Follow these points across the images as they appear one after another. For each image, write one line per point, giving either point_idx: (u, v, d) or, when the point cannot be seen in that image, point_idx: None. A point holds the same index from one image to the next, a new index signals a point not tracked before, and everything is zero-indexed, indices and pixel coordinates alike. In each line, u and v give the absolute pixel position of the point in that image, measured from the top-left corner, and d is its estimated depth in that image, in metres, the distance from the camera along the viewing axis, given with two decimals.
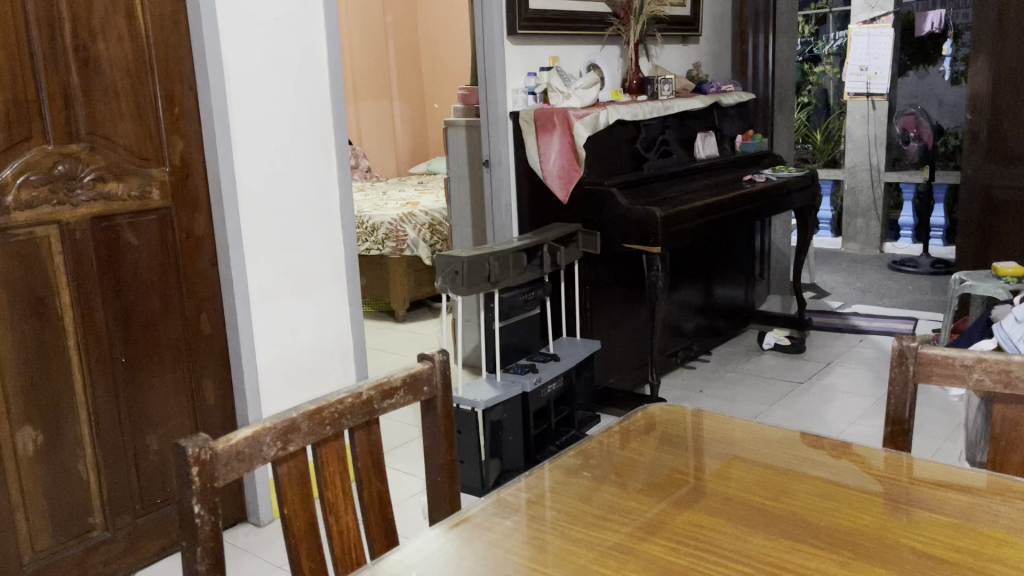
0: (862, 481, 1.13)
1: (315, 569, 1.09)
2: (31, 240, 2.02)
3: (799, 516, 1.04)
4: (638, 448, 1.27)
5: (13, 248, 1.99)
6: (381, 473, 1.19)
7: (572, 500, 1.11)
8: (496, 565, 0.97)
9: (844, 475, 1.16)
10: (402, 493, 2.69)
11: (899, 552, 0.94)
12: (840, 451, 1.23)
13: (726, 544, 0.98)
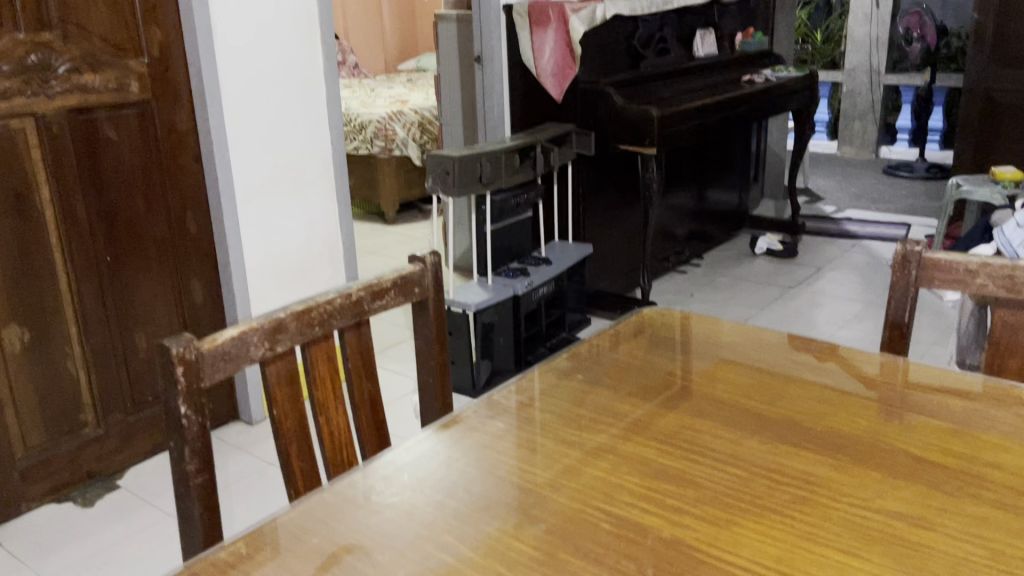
0: (857, 386, 1.12)
1: (307, 470, 1.08)
2: (6, 134, 1.94)
3: (793, 420, 1.03)
4: (630, 351, 1.25)
5: None
6: (372, 375, 1.17)
7: (563, 403, 1.10)
8: (489, 467, 0.96)
9: (838, 379, 1.14)
10: (394, 393, 2.70)
11: (894, 457, 0.93)
12: (835, 355, 1.22)
13: (720, 447, 0.97)
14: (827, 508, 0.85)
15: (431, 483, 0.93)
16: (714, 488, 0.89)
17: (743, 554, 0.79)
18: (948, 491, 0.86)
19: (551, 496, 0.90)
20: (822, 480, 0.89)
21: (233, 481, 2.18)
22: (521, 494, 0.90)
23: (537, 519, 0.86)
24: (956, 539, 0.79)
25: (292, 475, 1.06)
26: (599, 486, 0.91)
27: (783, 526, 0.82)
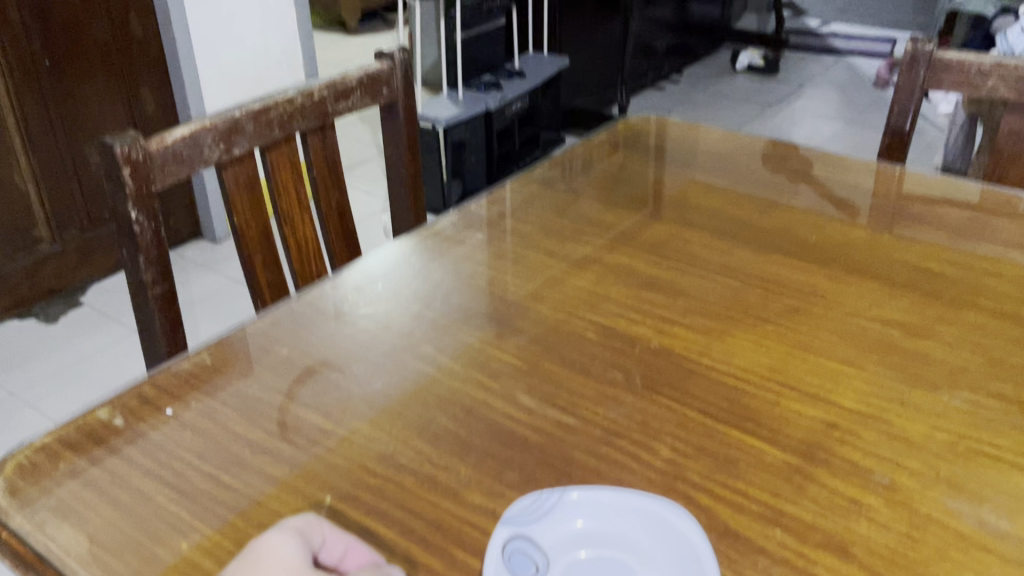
0: (846, 207, 1.03)
1: (274, 283, 1.02)
2: None
3: (786, 229, 0.98)
4: (614, 161, 1.17)
5: None
6: (339, 183, 1.09)
7: (544, 213, 1.03)
8: (468, 277, 0.90)
9: (824, 200, 1.05)
10: (363, 212, 2.62)
11: (890, 266, 0.89)
12: (826, 172, 1.12)
13: (710, 258, 0.92)
14: (822, 318, 0.81)
15: (406, 295, 0.87)
16: (704, 298, 0.85)
17: (735, 364, 0.75)
18: (947, 300, 0.83)
19: (533, 307, 0.85)
20: (817, 290, 0.85)
21: (200, 300, 2.13)
22: (502, 305, 0.85)
23: (519, 331, 0.81)
24: (955, 348, 0.76)
25: (258, 287, 1.00)
26: (582, 297, 0.86)
27: (777, 336, 0.79)
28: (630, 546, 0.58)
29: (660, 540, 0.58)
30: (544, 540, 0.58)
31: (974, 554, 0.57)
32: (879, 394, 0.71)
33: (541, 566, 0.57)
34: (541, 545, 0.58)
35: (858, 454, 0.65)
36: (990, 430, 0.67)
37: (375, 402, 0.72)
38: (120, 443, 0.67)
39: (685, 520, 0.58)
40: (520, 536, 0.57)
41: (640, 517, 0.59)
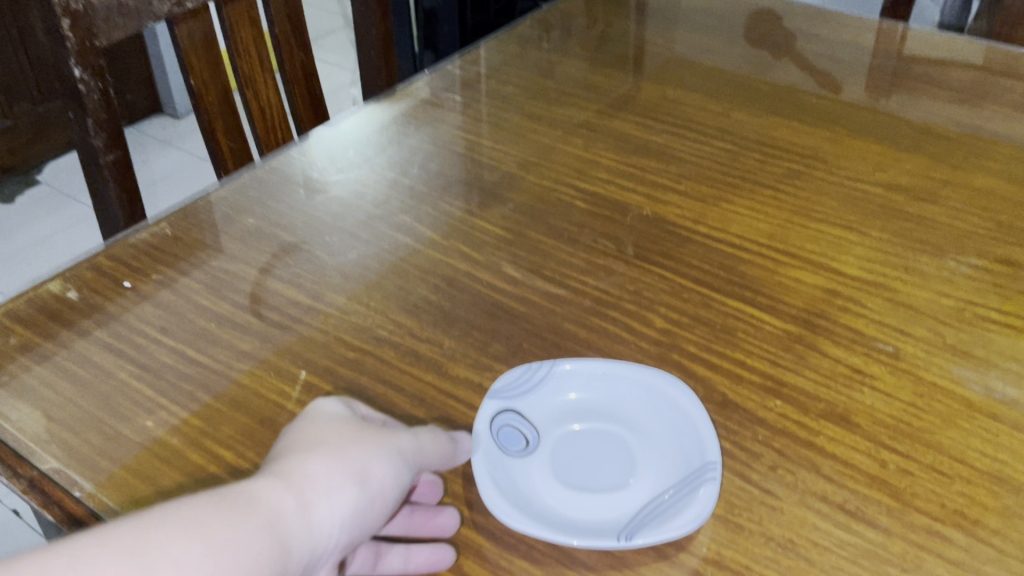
0: (829, 85, 0.93)
1: (237, 151, 0.95)
2: None
3: (784, 90, 0.92)
4: (601, 19, 1.09)
5: None
6: (304, 43, 1.01)
7: (527, 75, 0.96)
8: (446, 143, 0.84)
9: (808, 74, 0.96)
10: (333, 86, 2.50)
11: (894, 129, 0.84)
12: (801, 47, 1.01)
13: (704, 120, 0.86)
14: (822, 182, 0.77)
15: (381, 161, 0.82)
16: (698, 162, 0.80)
17: (731, 231, 0.71)
18: (953, 163, 0.78)
19: (518, 173, 0.80)
20: (817, 154, 0.80)
21: (164, 177, 2.04)
22: (484, 172, 0.80)
23: (503, 199, 0.76)
24: (961, 213, 0.72)
25: (220, 155, 0.94)
26: (570, 164, 0.81)
27: (775, 201, 0.74)
28: (628, 418, 0.56)
29: (656, 412, 0.56)
30: (532, 414, 0.55)
31: (982, 422, 0.54)
32: (883, 260, 0.67)
33: (531, 439, 0.54)
34: (530, 418, 0.55)
35: (860, 323, 0.62)
36: (998, 296, 0.64)
37: (351, 274, 0.67)
38: (76, 318, 0.62)
39: (677, 386, 0.55)
40: (508, 409, 0.54)
41: (640, 385, 0.56)
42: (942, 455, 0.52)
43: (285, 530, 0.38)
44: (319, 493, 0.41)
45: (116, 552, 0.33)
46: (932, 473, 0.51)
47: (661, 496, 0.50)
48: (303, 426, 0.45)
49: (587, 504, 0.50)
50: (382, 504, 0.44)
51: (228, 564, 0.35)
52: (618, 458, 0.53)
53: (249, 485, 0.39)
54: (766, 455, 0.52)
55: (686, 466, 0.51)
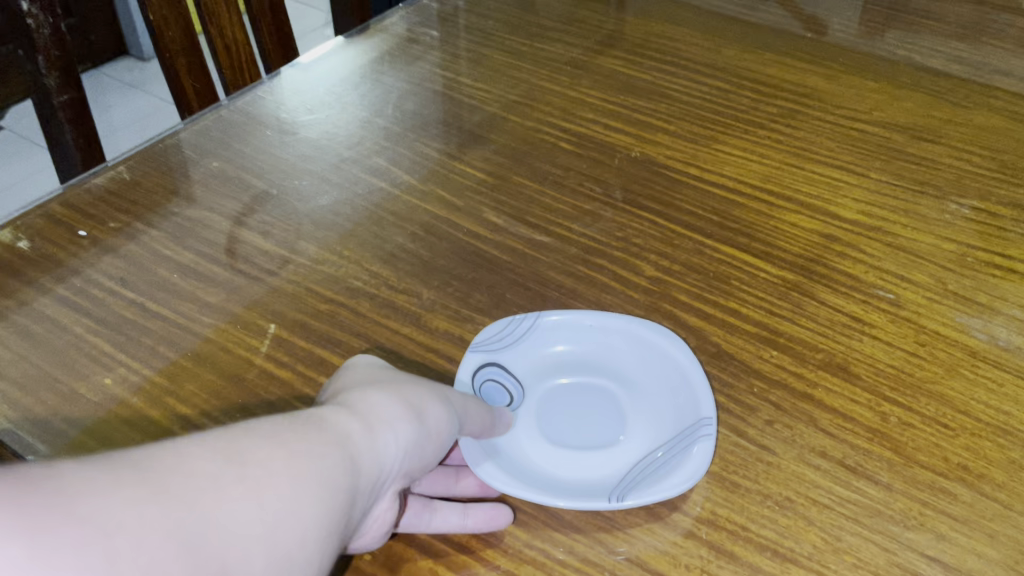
0: (814, 28, 0.87)
1: (200, 90, 0.91)
2: None
3: (775, 26, 0.88)
4: None
5: None
6: None
7: (507, 9, 0.91)
8: (422, 81, 0.80)
9: (789, 18, 0.89)
10: (305, 27, 2.42)
11: (892, 66, 0.80)
12: None
13: (694, 57, 0.82)
14: (816, 122, 0.73)
15: (354, 101, 0.77)
16: (688, 101, 0.76)
17: (723, 173, 0.68)
18: (953, 101, 0.75)
19: (500, 113, 0.75)
20: (812, 92, 0.77)
21: (132, 121, 1.97)
22: (462, 112, 0.76)
23: (483, 141, 0.72)
24: (962, 153, 0.69)
25: (182, 95, 0.89)
26: (554, 103, 0.77)
27: (769, 142, 0.71)
28: (621, 372, 0.53)
29: (650, 367, 0.53)
30: (516, 367, 0.53)
31: (985, 371, 0.52)
32: (882, 204, 0.64)
33: (515, 395, 0.52)
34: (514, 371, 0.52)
35: (859, 269, 0.59)
36: (1000, 240, 0.61)
37: (322, 221, 0.63)
38: (28, 269, 0.58)
39: (671, 339, 0.52)
40: (492, 363, 0.52)
41: (638, 336, 0.53)
42: (945, 406, 0.50)
43: (357, 450, 0.36)
44: (382, 421, 0.39)
45: (206, 446, 0.31)
46: (935, 426, 0.49)
47: (654, 455, 0.48)
48: (353, 373, 0.43)
49: (574, 465, 0.48)
50: (435, 444, 0.42)
51: (310, 471, 0.33)
52: (609, 416, 0.51)
53: (315, 410, 0.37)
54: (762, 409, 0.50)
55: (685, 425, 0.49)
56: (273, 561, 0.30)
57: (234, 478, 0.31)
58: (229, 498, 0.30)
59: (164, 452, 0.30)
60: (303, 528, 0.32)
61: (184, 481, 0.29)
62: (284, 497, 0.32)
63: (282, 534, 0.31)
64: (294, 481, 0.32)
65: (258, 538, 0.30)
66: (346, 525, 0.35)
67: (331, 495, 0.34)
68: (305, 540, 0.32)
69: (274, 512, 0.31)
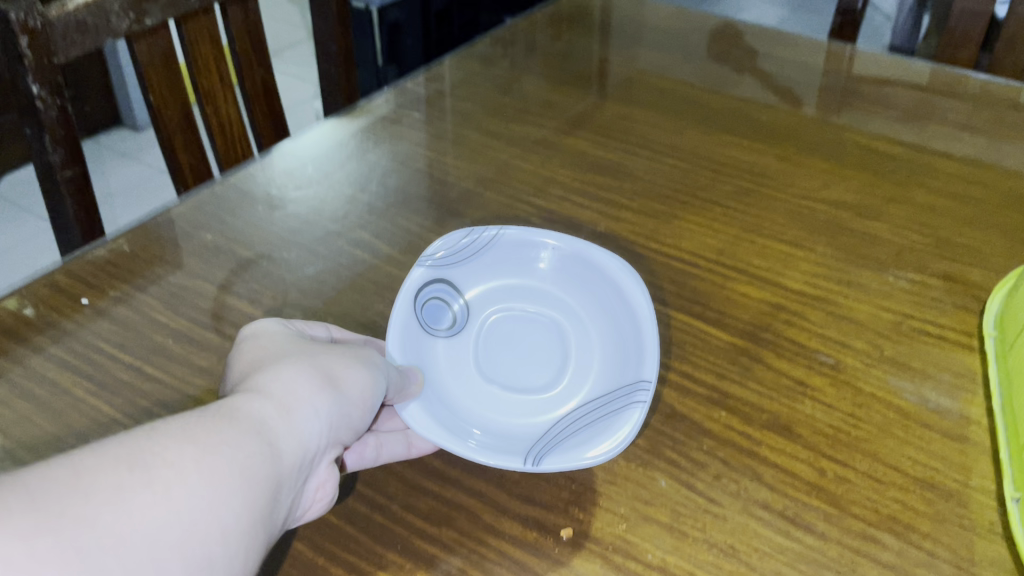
0: (790, 99, 0.97)
1: (196, 166, 0.96)
2: None
3: (740, 107, 0.95)
4: (560, 39, 1.11)
5: None
6: (264, 58, 1.02)
7: (487, 92, 0.98)
8: (404, 159, 0.86)
9: (764, 89, 0.99)
10: (295, 98, 2.51)
11: (839, 147, 0.87)
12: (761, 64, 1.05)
13: (659, 138, 0.89)
14: (768, 198, 0.79)
15: (340, 177, 0.83)
16: (649, 180, 0.82)
17: (682, 248, 0.73)
18: (896, 181, 0.81)
19: (477, 191, 0.81)
20: (765, 171, 0.83)
21: (125, 189, 2.03)
22: (443, 189, 0.81)
23: (461, 215, 0.77)
24: (902, 229, 0.75)
25: (178, 170, 0.95)
26: (527, 181, 0.82)
27: (727, 218, 0.77)
28: (569, 306, 0.65)
29: (598, 306, 0.64)
30: (462, 289, 0.65)
31: (915, 431, 0.57)
32: (825, 275, 0.70)
33: (459, 318, 0.64)
34: (464, 293, 0.65)
35: (804, 336, 0.64)
36: (933, 309, 0.66)
37: (308, 290, 0.68)
38: (33, 334, 0.62)
39: (615, 263, 0.63)
40: (444, 287, 0.64)
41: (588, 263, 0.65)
42: (878, 463, 0.54)
43: (268, 439, 0.41)
44: (296, 405, 0.44)
45: (106, 460, 0.35)
46: (868, 481, 0.53)
47: (583, 410, 0.58)
48: (265, 346, 0.49)
49: (507, 399, 0.60)
50: (353, 408, 0.49)
51: (217, 467, 0.38)
52: (548, 353, 0.63)
53: (229, 404, 0.42)
54: (711, 465, 0.54)
55: (620, 372, 0.59)
56: (198, 552, 0.35)
57: (141, 486, 0.35)
58: (139, 505, 0.34)
59: (64, 472, 0.34)
60: (219, 521, 0.36)
61: (88, 498, 0.33)
62: (198, 492, 0.36)
63: (201, 527, 0.35)
64: (204, 477, 0.37)
65: (177, 535, 0.35)
66: (270, 508, 0.40)
67: (243, 484, 0.38)
68: (225, 530, 0.36)
69: (188, 508, 0.35)
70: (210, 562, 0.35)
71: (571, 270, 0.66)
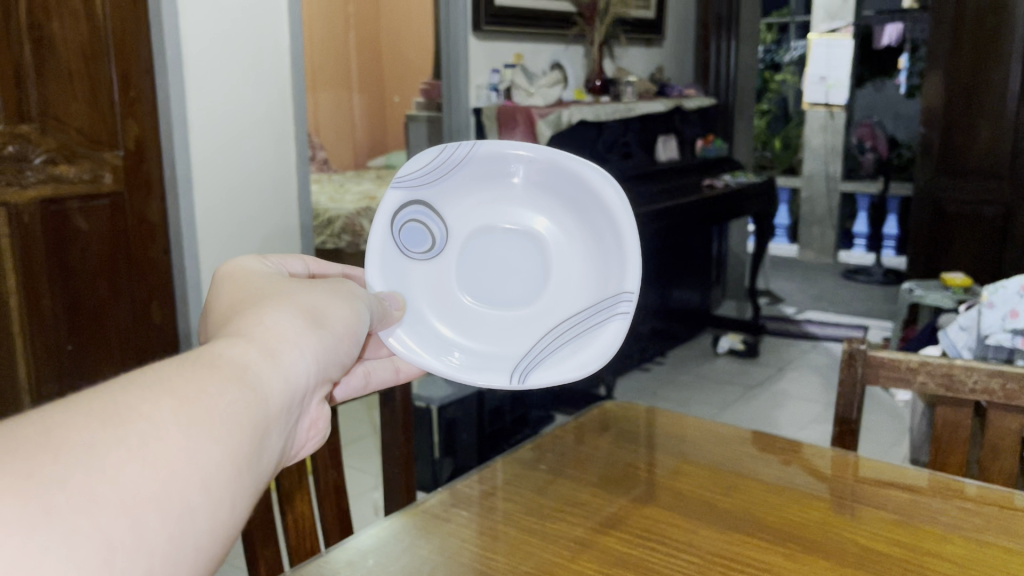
0: (815, 492, 1.11)
1: (269, 558, 1.18)
2: (13, 213, 2.16)
3: (770, 500, 1.09)
4: (597, 444, 1.28)
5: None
6: (337, 463, 1.27)
7: (527, 492, 1.13)
8: (450, 554, 0.98)
9: (810, 479, 1.15)
10: (358, 488, 2.69)
11: (841, 546, 0.97)
12: (806, 449, 1.24)
13: (680, 538, 0.99)
14: None
15: (394, 569, 0.94)
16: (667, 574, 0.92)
17: None
18: None
19: None
20: (773, 568, 0.92)
21: None
22: None
23: None
24: None
25: (254, 560, 1.16)
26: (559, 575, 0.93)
27: None
28: (544, 211, 0.98)
29: (575, 215, 0.97)
30: (441, 210, 0.97)
31: None
32: None
33: (438, 238, 0.97)
34: (442, 211, 0.97)
35: None
36: None
37: None
38: None
39: (606, 181, 0.93)
40: (420, 215, 0.95)
41: (561, 171, 0.95)
42: None
43: (248, 380, 0.49)
44: (276, 352, 0.53)
45: (80, 420, 0.40)
46: None
47: (570, 321, 0.94)
48: (250, 292, 0.60)
49: (482, 303, 0.97)
50: (335, 344, 0.61)
51: (193, 426, 0.43)
52: (528, 265, 0.98)
53: (214, 352, 0.50)
54: None
55: (601, 277, 0.96)
56: (178, 501, 0.41)
57: (114, 439, 0.40)
58: (113, 461, 0.39)
59: (35, 431, 0.38)
60: (199, 470, 0.42)
61: (58, 455, 0.38)
62: (176, 446, 0.42)
63: (179, 477, 0.41)
64: (182, 431, 0.42)
65: (154, 485, 0.40)
66: (257, 453, 0.47)
67: (220, 436, 0.44)
68: (206, 481, 0.42)
69: (162, 460, 0.41)
70: (193, 509, 0.41)
71: (545, 176, 0.96)
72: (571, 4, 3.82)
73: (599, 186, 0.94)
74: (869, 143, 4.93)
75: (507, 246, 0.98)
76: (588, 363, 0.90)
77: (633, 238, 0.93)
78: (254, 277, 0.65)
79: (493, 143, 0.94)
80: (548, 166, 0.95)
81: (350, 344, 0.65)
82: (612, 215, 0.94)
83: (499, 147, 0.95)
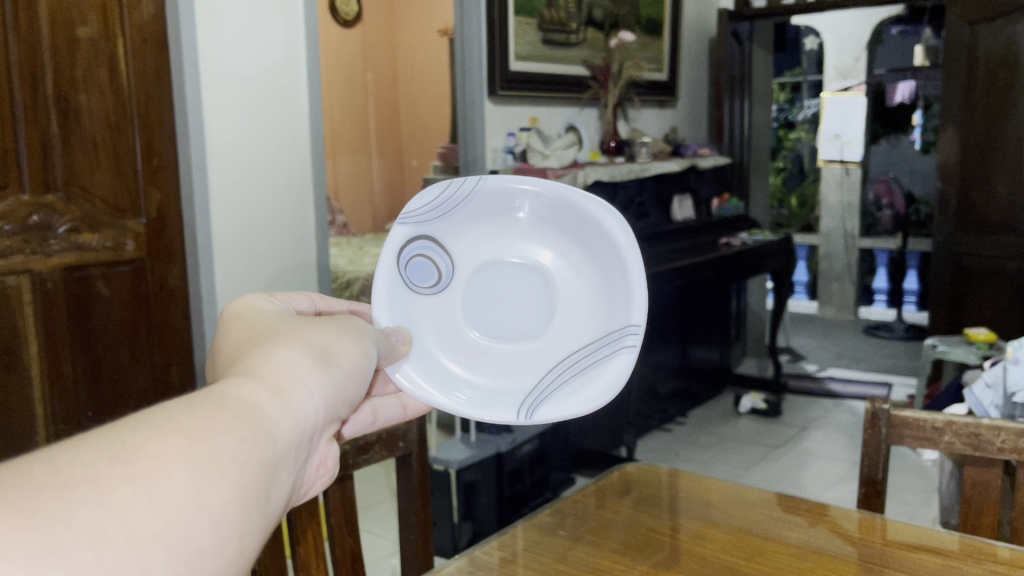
0: (841, 556, 1.08)
1: None
2: (38, 282, 2.20)
3: (796, 565, 1.06)
4: (616, 508, 1.25)
5: (22, 292, 2.16)
6: (354, 529, 1.26)
7: (547, 559, 1.10)
8: None
9: (836, 543, 1.12)
10: (376, 554, 2.65)
11: None
12: (832, 510, 1.22)
13: None
14: None
15: None
16: None
17: None
18: None
19: None
20: None
21: None
22: None
23: None
24: None
25: None
26: None
27: None
28: (551, 244, 0.98)
29: (581, 246, 0.97)
30: (446, 245, 0.97)
31: None
32: None
33: (445, 273, 0.97)
34: (449, 246, 0.97)
35: None
36: None
37: None
38: None
39: (613, 216, 0.93)
40: (428, 252, 0.96)
41: (568, 206, 0.95)
42: None
43: (256, 418, 0.48)
44: (286, 389, 0.53)
45: (88, 458, 0.40)
46: None
47: (576, 353, 0.95)
48: (257, 329, 0.60)
49: (490, 336, 0.98)
50: (343, 381, 0.61)
51: (202, 464, 0.43)
52: (535, 298, 0.98)
53: (223, 391, 0.49)
54: None
55: (608, 310, 0.96)
56: (185, 541, 0.41)
57: (124, 478, 0.40)
58: (120, 500, 0.39)
59: (42, 469, 0.38)
60: (209, 510, 0.42)
61: (64, 496, 0.38)
62: (185, 483, 0.41)
63: (188, 517, 0.41)
64: (190, 468, 0.42)
65: (162, 524, 0.40)
66: (265, 493, 0.47)
67: (229, 477, 0.44)
68: (215, 522, 0.42)
69: (171, 498, 0.41)
70: (200, 550, 0.41)
71: (550, 211, 0.96)
72: (583, 68, 3.91)
73: (605, 221, 0.94)
74: (885, 200, 5.32)
75: (514, 280, 0.98)
76: (595, 397, 0.91)
77: (639, 273, 0.93)
78: (260, 315, 0.65)
79: (499, 178, 0.95)
80: (553, 202, 0.95)
81: (359, 380, 0.65)
82: (617, 249, 0.94)
83: (504, 182, 0.95)
